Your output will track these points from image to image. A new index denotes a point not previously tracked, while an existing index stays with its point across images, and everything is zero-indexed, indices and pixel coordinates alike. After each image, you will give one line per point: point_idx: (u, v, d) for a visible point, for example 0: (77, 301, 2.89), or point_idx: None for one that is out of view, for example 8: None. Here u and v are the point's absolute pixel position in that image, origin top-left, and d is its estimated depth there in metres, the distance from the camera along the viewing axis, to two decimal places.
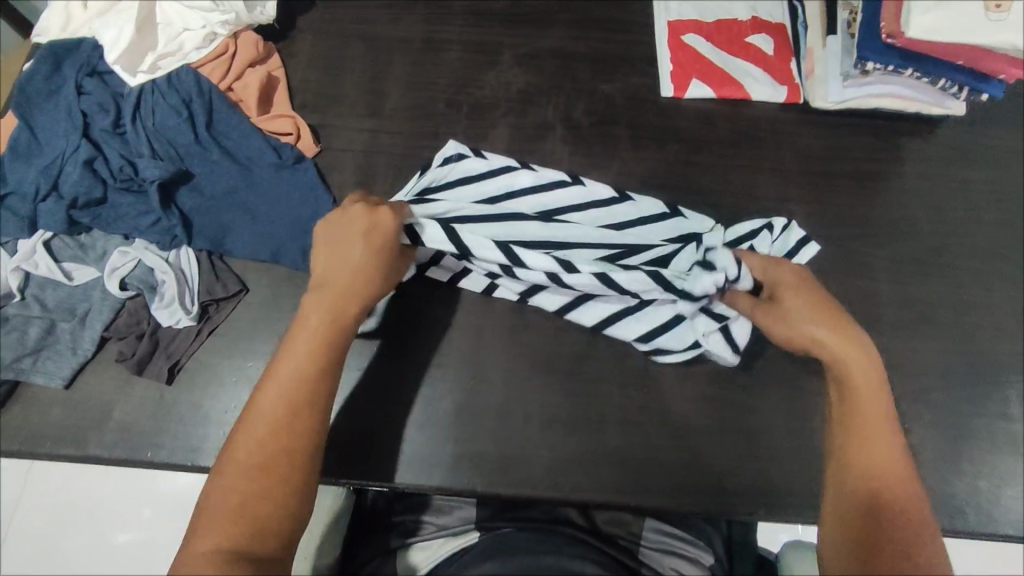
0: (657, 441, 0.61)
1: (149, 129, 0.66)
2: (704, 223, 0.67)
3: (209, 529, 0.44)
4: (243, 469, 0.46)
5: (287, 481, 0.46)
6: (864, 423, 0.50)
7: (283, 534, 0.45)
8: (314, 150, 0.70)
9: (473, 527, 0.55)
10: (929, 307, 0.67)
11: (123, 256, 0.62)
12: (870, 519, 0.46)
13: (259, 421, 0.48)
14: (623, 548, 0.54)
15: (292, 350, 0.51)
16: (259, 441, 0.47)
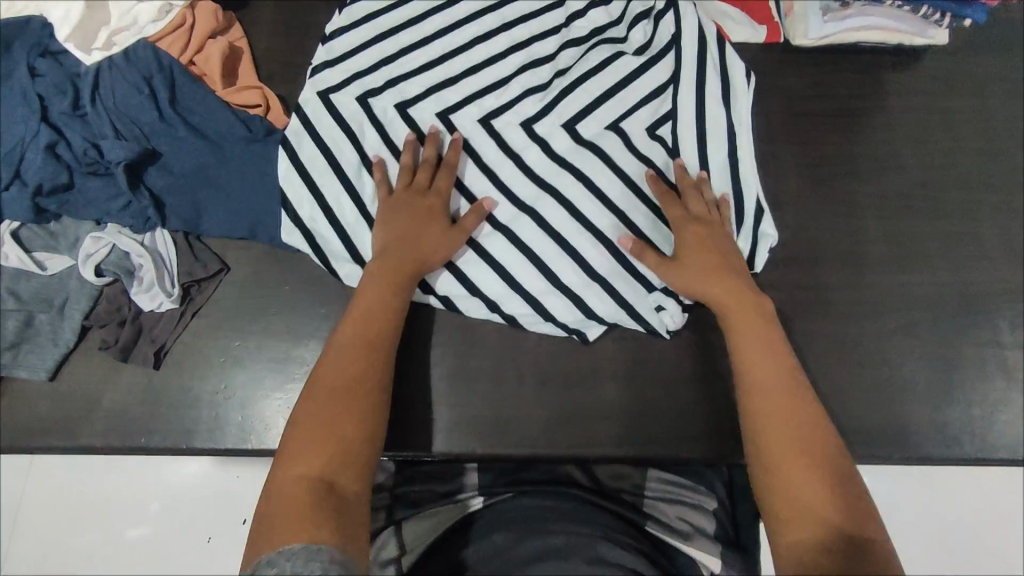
0: (653, 392, 0.61)
1: (111, 109, 0.64)
2: (700, 128, 0.65)
3: (299, 459, 0.47)
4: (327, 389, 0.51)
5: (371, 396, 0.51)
6: (762, 370, 0.53)
7: (362, 464, 0.48)
8: (284, 121, 0.68)
9: (475, 494, 0.62)
10: (919, 241, 0.67)
11: (96, 242, 0.60)
12: (819, 469, 0.47)
13: (348, 343, 0.54)
14: (622, 500, 0.64)
15: (365, 300, 0.56)
16: (347, 363, 0.52)
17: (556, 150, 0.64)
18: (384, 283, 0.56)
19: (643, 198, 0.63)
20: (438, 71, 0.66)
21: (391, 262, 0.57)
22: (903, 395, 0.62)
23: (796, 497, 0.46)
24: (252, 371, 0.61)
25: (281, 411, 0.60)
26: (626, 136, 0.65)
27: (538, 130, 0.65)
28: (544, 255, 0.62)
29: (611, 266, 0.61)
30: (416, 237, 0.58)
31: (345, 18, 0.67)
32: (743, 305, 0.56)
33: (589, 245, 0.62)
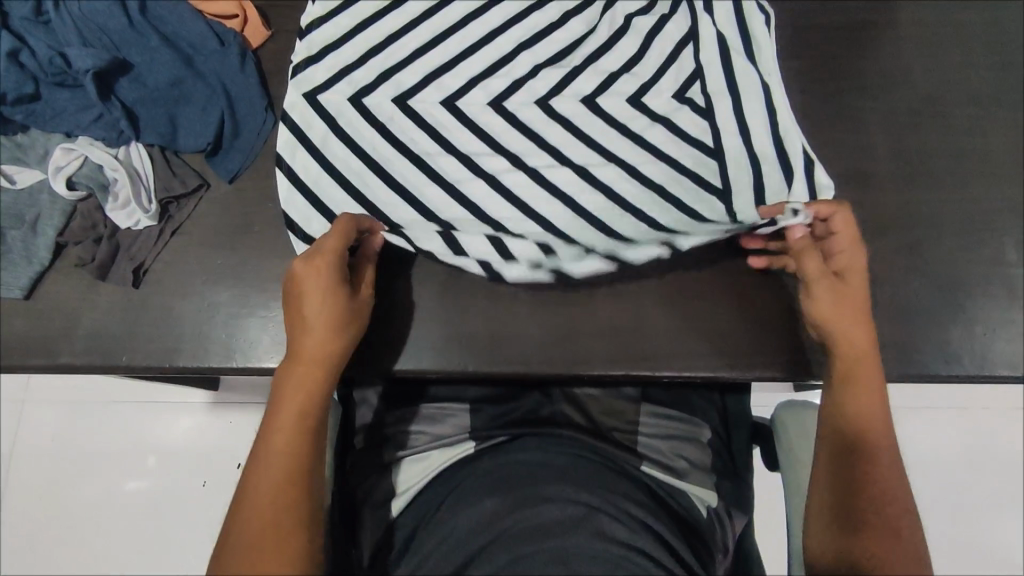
0: (649, 311, 0.60)
1: (75, 15, 0.60)
2: (733, 84, 0.62)
3: None
4: (254, 508, 0.46)
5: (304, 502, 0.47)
6: (859, 391, 0.52)
7: None
8: (262, 32, 0.65)
9: (468, 437, 0.62)
10: (926, 159, 0.65)
11: (67, 154, 0.58)
12: (867, 493, 0.49)
13: (265, 445, 0.48)
14: (616, 440, 0.64)
15: (270, 434, 0.48)
16: (273, 472, 0.47)
17: (540, 66, 0.63)
18: (300, 385, 0.50)
19: (685, 157, 0.60)
20: (463, 30, 0.63)
21: (298, 360, 0.51)
22: (904, 313, 0.61)
23: (835, 509, 0.50)
24: (236, 291, 0.59)
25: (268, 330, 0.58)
26: (656, 106, 0.62)
27: (564, 92, 0.62)
28: (529, 161, 0.60)
29: (594, 161, 0.60)
30: (326, 335, 0.51)
31: (320, 7, 0.63)
32: (862, 338, 0.54)
33: (590, 167, 0.60)
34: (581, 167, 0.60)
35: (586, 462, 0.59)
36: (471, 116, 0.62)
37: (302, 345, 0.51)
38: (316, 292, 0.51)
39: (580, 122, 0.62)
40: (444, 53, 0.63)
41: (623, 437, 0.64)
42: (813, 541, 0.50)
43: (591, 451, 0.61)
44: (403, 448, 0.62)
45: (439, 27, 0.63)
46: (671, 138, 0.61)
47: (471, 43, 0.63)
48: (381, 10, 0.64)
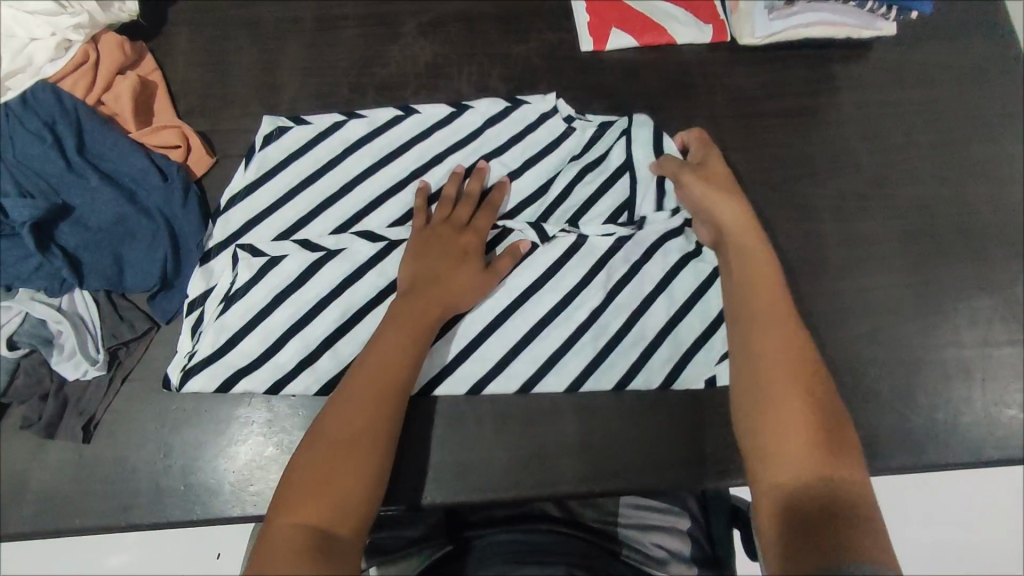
0: (612, 423, 0.61)
1: (12, 163, 0.59)
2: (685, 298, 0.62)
3: (295, 501, 0.45)
4: (326, 435, 0.48)
5: (370, 487, 0.47)
6: (762, 323, 0.52)
7: (357, 517, 0.45)
8: (207, 160, 0.64)
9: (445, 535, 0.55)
10: (874, 244, 0.67)
11: (5, 311, 0.56)
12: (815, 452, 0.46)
13: (337, 433, 0.48)
14: (596, 532, 0.57)
15: (364, 362, 0.52)
16: (374, 377, 0.51)
17: None
18: (407, 312, 0.55)
19: (613, 359, 0.61)
20: (386, 201, 0.63)
21: (380, 364, 0.52)
22: (865, 403, 0.62)
23: (787, 462, 0.46)
24: (191, 435, 0.58)
25: (228, 473, 0.57)
26: (603, 317, 0.61)
27: (514, 306, 0.61)
28: (451, 358, 0.60)
29: (520, 358, 0.60)
30: (434, 274, 0.57)
31: (252, 173, 0.63)
32: (760, 301, 0.53)
33: (516, 358, 0.60)
34: (498, 362, 0.60)
35: (566, 536, 0.53)
36: None
37: (384, 341, 0.53)
38: (419, 251, 0.58)
39: (525, 330, 0.61)
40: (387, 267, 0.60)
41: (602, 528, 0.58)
42: (775, 478, 0.46)
43: (571, 538, 0.53)
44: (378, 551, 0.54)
45: (373, 193, 0.63)
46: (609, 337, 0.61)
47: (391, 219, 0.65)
48: (301, 179, 0.63)
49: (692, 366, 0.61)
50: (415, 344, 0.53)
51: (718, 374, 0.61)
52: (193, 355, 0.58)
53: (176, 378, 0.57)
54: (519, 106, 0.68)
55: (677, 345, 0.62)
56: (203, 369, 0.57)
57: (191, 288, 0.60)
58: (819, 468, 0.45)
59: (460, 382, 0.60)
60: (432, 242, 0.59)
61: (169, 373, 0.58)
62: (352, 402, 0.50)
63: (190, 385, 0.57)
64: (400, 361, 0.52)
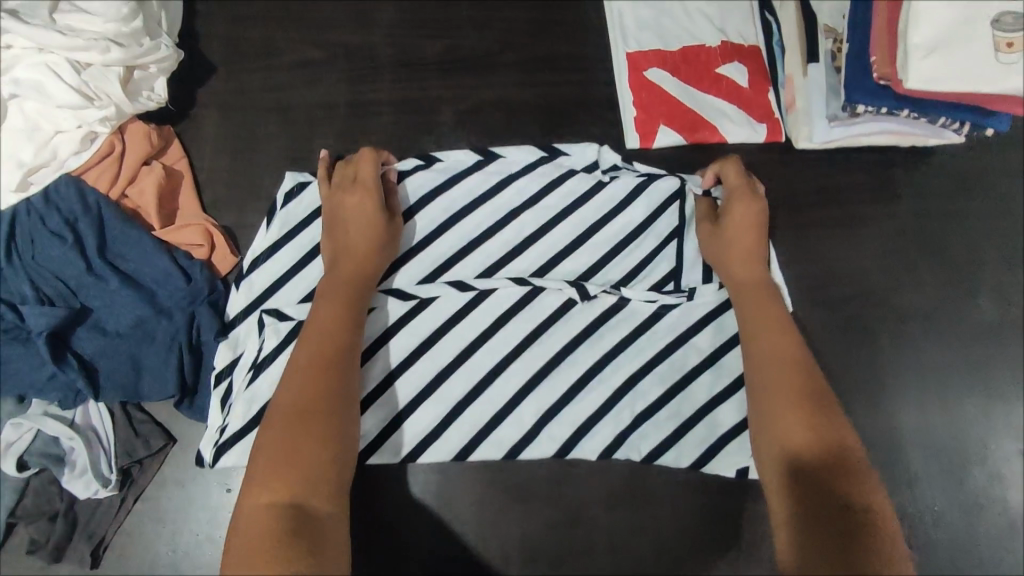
0: (649, 566, 0.57)
1: (30, 264, 0.57)
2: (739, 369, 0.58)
3: (257, 487, 0.43)
4: (274, 419, 0.46)
5: (332, 454, 0.46)
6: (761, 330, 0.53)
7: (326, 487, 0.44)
8: (231, 259, 0.61)
9: None
10: (929, 373, 0.63)
11: (17, 428, 0.53)
12: (807, 425, 0.47)
13: (283, 417, 0.46)
14: None
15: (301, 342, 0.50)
16: (310, 353, 0.49)
17: (503, 314, 0.57)
18: (335, 288, 0.53)
19: (647, 429, 0.56)
20: (417, 254, 0.59)
21: (314, 333, 0.51)
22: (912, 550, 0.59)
23: (828, 471, 0.45)
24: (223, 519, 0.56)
25: None
26: (647, 398, 0.57)
27: (548, 373, 0.57)
28: (479, 433, 0.56)
29: (553, 428, 0.56)
30: (359, 242, 0.55)
31: (274, 230, 0.59)
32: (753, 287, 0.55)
33: (541, 431, 0.56)
34: (525, 432, 0.56)
35: None
36: (445, 397, 0.56)
37: (316, 315, 0.52)
38: (342, 216, 0.56)
39: (560, 393, 0.56)
40: (419, 329, 0.56)
41: None
42: (777, 455, 0.47)
43: None
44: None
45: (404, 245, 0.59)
46: (652, 415, 0.57)
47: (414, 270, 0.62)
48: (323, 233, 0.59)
49: (726, 455, 0.56)
50: (348, 306, 0.52)
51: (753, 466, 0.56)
52: (224, 430, 0.55)
53: (208, 456, 0.55)
54: (556, 157, 0.63)
55: (712, 429, 0.57)
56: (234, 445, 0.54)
57: (217, 359, 0.57)
58: (813, 436, 0.47)
59: (493, 451, 0.56)
60: (344, 216, 0.56)
61: (202, 450, 0.55)
62: (292, 384, 0.48)
63: (222, 460, 0.54)
64: (336, 330, 0.51)
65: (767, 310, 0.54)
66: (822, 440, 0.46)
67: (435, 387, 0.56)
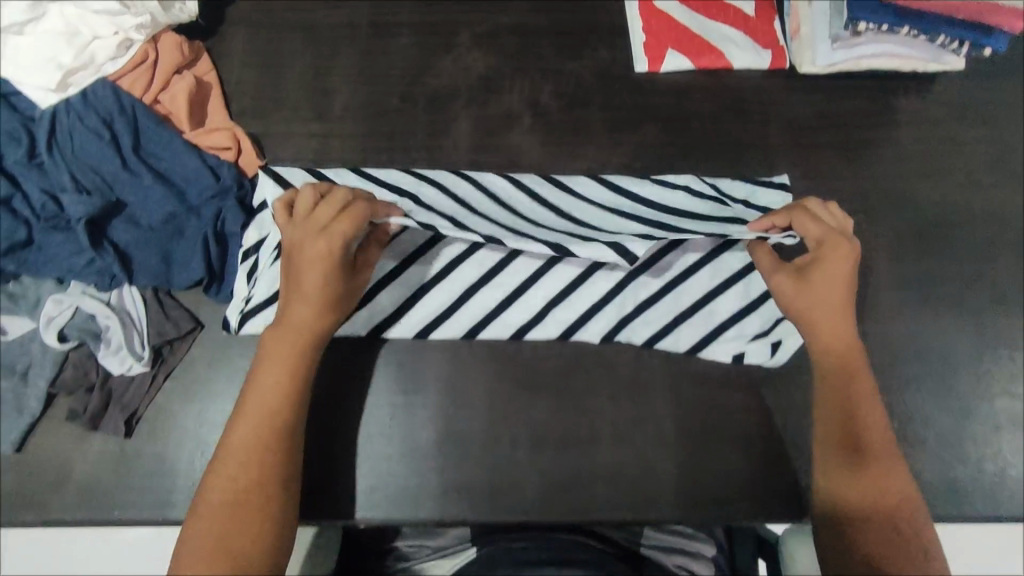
0: (650, 453, 0.60)
1: (70, 158, 0.60)
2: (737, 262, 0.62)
3: (201, 537, 0.48)
4: (222, 479, 0.50)
5: (265, 538, 0.49)
6: (833, 375, 0.56)
7: (259, 550, 0.48)
8: (258, 163, 0.64)
9: (469, 544, 0.63)
10: (927, 288, 0.66)
11: (58, 305, 0.57)
12: (869, 489, 0.52)
13: (227, 479, 0.50)
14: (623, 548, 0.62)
15: (257, 382, 0.53)
16: (262, 407, 0.52)
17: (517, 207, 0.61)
18: (288, 331, 0.53)
19: (647, 315, 0.61)
20: None
21: (261, 406, 0.52)
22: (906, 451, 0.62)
23: (848, 488, 0.52)
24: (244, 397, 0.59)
25: None
26: (648, 285, 0.61)
27: (557, 264, 0.61)
28: (492, 311, 0.61)
29: (559, 311, 0.61)
30: (309, 299, 0.53)
31: None
32: (828, 308, 0.56)
33: (547, 315, 0.61)
34: (534, 314, 0.61)
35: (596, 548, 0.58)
36: (461, 279, 0.60)
37: (262, 382, 0.53)
38: (295, 284, 0.53)
39: (569, 279, 0.61)
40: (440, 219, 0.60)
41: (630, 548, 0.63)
42: (837, 495, 0.52)
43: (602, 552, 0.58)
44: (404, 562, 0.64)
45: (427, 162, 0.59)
46: (650, 300, 0.61)
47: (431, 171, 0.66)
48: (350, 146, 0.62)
49: (720, 342, 0.61)
50: (291, 376, 0.53)
51: (747, 352, 0.61)
52: (250, 299, 0.59)
53: (235, 320, 0.59)
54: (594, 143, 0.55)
55: (710, 319, 0.62)
56: (262, 313, 0.59)
57: (245, 239, 0.61)
58: (877, 505, 0.51)
59: (502, 328, 0.61)
60: (292, 266, 0.53)
61: (228, 316, 0.60)
62: (245, 434, 0.51)
63: (248, 327, 0.59)
64: (281, 404, 0.52)
65: (839, 342, 0.56)
66: (884, 507, 0.51)
67: (452, 270, 0.60)
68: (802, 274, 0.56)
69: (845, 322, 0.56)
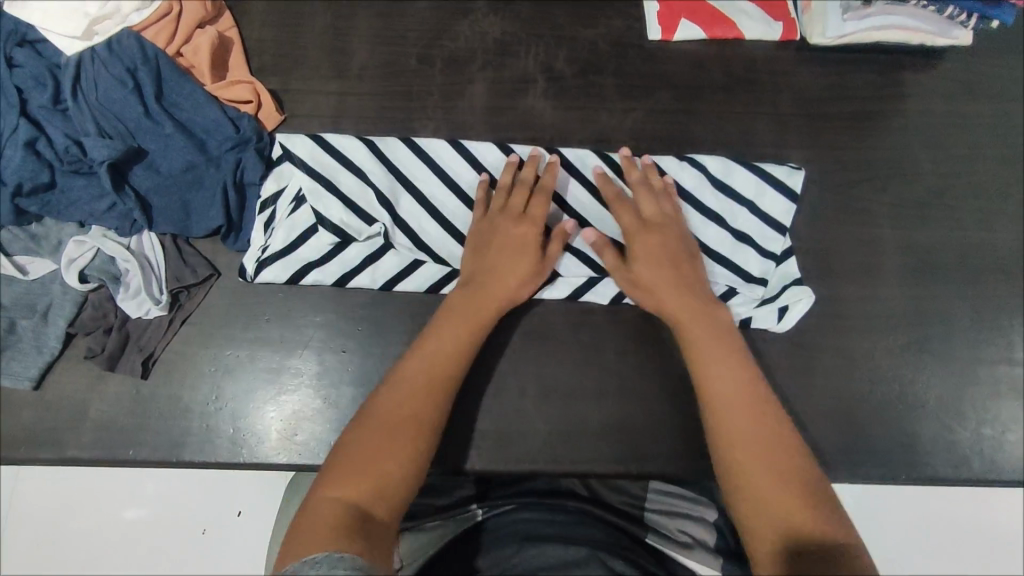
0: (656, 407, 0.61)
1: (93, 104, 0.61)
2: (743, 228, 0.65)
3: (343, 480, 0.47)
4: (384, 417, 0.51)
5: (402, 484, 0.48)
6: (715, 378, 0.55)
7: (396, 498, 0.48)
8: (277, 118, 0.65)
9: (477, 507, 0.60)
10: (933, 255, 0.67)
11: (80, 246, 0.58)
12: (792, 498, 0.49)
13: (378, 420, 0.51)
14: (627, 515, 0.61)
15: (441, 335, 0.56)
16: (429, 364, 0.54)
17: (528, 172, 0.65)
18: (495, 290, 0.58)
19: None
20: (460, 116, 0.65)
21: (430, 360, 0.55)
22: (910, 412, 0.62)
23: (773, 508, 0.49)
24: (257, 344, 0.60)
25: (274, 422, 0.59)
26: None
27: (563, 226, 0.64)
28: None
29: (570, 270, 0.62)
30: (515, 264, 0.59)
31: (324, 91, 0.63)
32: (689, 317, 0.58)
33: (558, 275, 0.62)
34: (546, 274, 0.62)
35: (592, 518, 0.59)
36: None
37: (444, 338, 0.56)
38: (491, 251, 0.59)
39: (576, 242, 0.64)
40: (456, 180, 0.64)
41: (632, 513, 0.63)
42: (755, 518, 0.49)
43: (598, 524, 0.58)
44: (407, 521, 0.59)
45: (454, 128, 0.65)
46: None
47: (446, 131, 0.67)
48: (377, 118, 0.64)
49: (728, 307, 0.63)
50: (470, 335, 0.56)
51: (754, 318, 0.62)
52: (265, 249, 0.60)
53: (251, 269, 0.60)
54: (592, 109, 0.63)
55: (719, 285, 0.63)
56: (279, 261, 0.60)
57: (265, 190, 0.63)
58: (802, 511, 0.48)
59: None
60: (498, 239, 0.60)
61: (243, 264, 0.61)
62: (412, 376, 0.54)
63: (263, 276, 0.60)
64: (451, 352, 0.55)
65: (707, 346, 0.57)
66: (806, 509, 0.49)
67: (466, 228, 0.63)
68: (642, 267, 0.60)
69: (711, 322, 0.58)
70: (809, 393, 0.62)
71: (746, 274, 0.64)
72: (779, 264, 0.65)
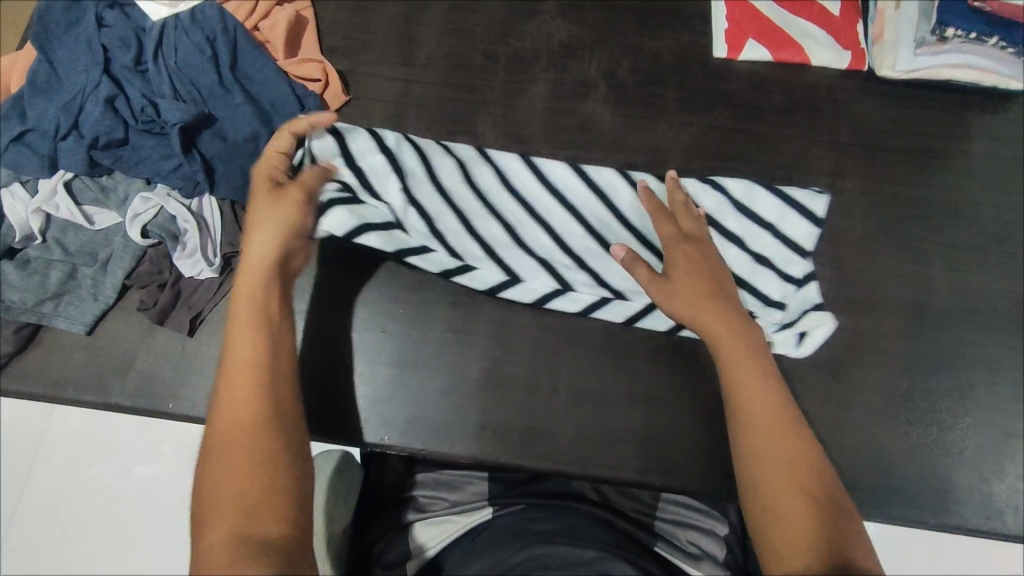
0: (685, 421, 0.61)
1: (171, 67, 0.63)
2: (788, 265, 0.63)
3: (214, 517, 0.41)
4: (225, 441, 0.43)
5: (281, 486, 0.42)
6: (748, 401, 0.53)
7: (284, 504, 0.42)
8: (342, 99, 0.67)
9: (486, 503, 0.61)
10: (984, 300, 0.65)
11: (145, 203, 0.60)
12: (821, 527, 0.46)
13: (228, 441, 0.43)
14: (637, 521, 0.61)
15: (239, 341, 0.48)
16: (244, 366, 0.47)
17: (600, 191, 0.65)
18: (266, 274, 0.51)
19: None
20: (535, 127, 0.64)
21: (237, 365, 0.47)
22: (946, 457, 0.61)
23: (795, 537, 0.46)
24: (298, 317, 0.62)
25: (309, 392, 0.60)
26: None
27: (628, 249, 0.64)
28: (564, 282, 0.62)
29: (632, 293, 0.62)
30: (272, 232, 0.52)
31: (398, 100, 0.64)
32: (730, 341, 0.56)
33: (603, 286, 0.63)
34: (590, 283, 0.62)
35: (601, 521, 0.58)
36: (540, 248, 0.63)
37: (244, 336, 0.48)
38: (255, 230, 0.52)
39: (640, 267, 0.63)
40: (528, 191, 0.64)
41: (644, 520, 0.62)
42: (778, 543, 0.46)
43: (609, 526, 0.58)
44: (419, 513, 0.61)
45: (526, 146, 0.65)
46: None
47: (504, 126, 0.68)
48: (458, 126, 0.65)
49: None
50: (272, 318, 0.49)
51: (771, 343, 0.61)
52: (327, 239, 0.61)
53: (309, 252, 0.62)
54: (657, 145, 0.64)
55: None
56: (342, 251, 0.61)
57: None
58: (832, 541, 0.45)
59: (572, 303, 0.62)
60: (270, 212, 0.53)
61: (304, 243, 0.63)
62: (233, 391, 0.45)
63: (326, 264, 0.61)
64: (259, 348, 0.48)
65: (747, 370, 0.54)
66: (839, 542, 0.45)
67: (533, 239, 0.63)
68: (680, 284, 0.58)
69: (751, 349, 0.56)
70: (844, 426, 0.61)
71: (765, 297, 0.63)
72: (800, 288, 0.63)
